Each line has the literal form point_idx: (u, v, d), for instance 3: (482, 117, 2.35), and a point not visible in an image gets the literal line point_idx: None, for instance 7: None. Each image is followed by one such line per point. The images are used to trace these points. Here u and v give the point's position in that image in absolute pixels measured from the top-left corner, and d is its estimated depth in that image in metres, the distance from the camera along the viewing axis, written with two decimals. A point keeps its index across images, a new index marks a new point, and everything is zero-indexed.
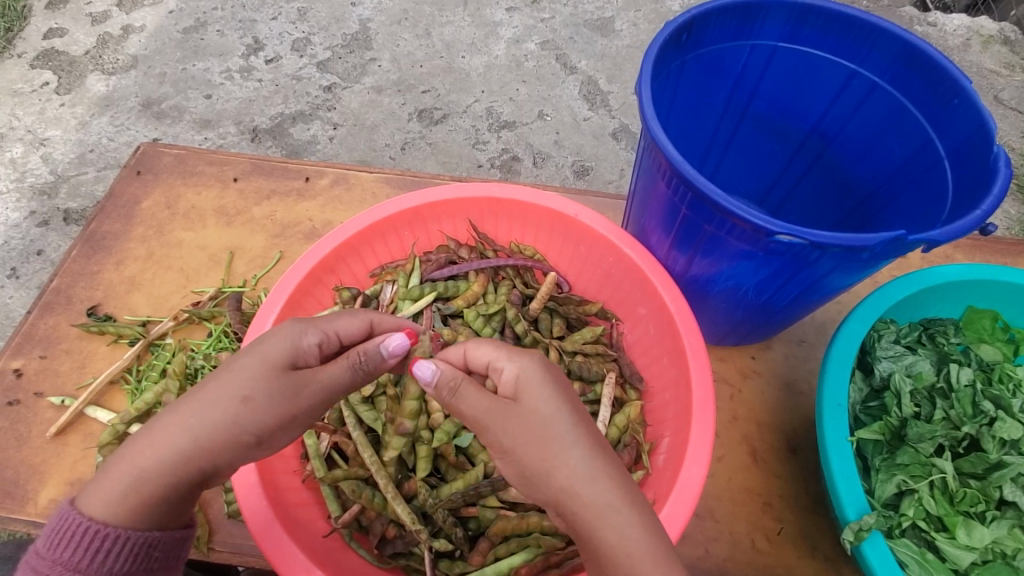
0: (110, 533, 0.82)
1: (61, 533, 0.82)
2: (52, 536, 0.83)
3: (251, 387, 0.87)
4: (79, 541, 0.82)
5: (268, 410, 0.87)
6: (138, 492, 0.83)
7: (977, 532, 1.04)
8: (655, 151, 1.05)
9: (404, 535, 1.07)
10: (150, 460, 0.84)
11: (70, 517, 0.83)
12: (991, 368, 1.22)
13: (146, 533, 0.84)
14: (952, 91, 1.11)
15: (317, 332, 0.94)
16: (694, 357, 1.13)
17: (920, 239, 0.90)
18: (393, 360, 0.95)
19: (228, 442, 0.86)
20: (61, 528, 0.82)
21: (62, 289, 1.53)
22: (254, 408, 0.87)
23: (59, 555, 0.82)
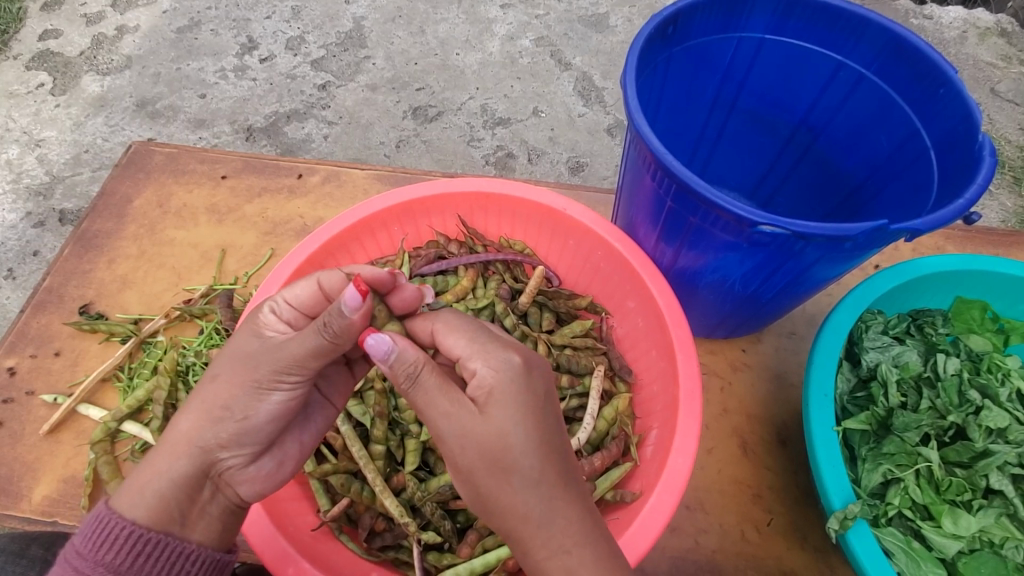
0: (153, 539, 0.82)
1: (102, 534, 0.81)
2: (90, 536, 0.82)
3: (225, 369, 0.89)
4: (123, 545, 0.81)
5: (242, 387, 0.87)
6: (158, 491, 0.84)
7: (964, 521, 1.05)
8: (641, 144, 1.05)
9: (392, 528, 1.09)
10: (168, 460, 0.86)
11: (111, 519, 0.82)
12: (981, 358, 1.23)
13: (184, 543, 0.85)
14: (938, 82, 1.11)
15: (266, 307, 0.95)
16: (682, 349, 1.13)
17: (903, 229, 0.90)
18: (357, 315, 0.81)
19: (250, 432, 0.88)
20: (101, 530, 0.82)
21: (55, 288, 1.53)
22: (229, 387, 0.87)
23: (101, 557, 0.81)
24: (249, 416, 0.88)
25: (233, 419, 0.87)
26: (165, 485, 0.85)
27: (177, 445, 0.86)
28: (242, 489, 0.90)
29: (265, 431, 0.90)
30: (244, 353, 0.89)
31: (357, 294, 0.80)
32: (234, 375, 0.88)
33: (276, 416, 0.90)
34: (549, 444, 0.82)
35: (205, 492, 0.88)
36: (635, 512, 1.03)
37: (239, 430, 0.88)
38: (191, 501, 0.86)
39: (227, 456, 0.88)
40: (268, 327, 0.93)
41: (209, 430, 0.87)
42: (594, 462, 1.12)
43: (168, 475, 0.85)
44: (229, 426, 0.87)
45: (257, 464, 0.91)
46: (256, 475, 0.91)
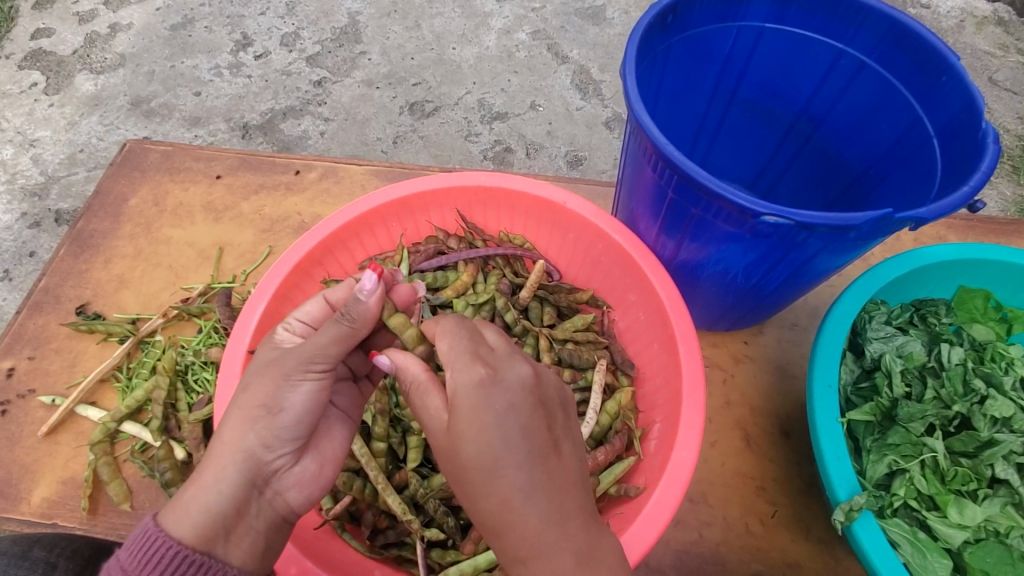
0: (198, 561, 0.78)
1: (148, 554, 0.77)
2: (135, 553, 0.78)
3: (253, 376, 0.88)
4: (170, 567, 0.77)
5: (273, 381, 0.86)
6: (210, 505, 0.81)
7: (969, 511, 1.05)
8: (641, 135, 1.04)
9: (395, 525, 1.08)
10: (215, 473, 0.83)
11: (157, 536, 0.78)
12: (984, 347, 1.23)
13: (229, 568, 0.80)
14: (940, 69, 1.10)
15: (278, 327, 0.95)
16: (684, 342, 1.12)
17: (908, 218, 0.89)
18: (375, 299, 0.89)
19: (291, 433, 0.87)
20: (148, 548, 0.77)
21: (51, 288, 1.52)
22: (260, 387, 0.86)
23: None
24: (287, 409, 0.86)
25: (270, 418, 0.85)
26: (216, 497, 0.82)
27: (224, 453, 0.84)
28: (290, 494, 0.89)
29: (303, 426, 0.89)
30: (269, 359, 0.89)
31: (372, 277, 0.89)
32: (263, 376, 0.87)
33: (311, 407, 0.88)
34: (517, 461, 0.76)
35: (252, 502, 0.85)
36: (639, 507, 1.03)
37: (278, 429, 0.86)
38: (241, 513, 0.83)
39: (274, 458, 0.86)
40: (286, 344, 0.93)
41: (252, 433, 0.85)
42: (598, 457, 1.11)
43: (217, 488, 0.82)
44: (268, 424, 0.85)
45: (300, 465, 0.90)
46: (301, 476, 0.90)
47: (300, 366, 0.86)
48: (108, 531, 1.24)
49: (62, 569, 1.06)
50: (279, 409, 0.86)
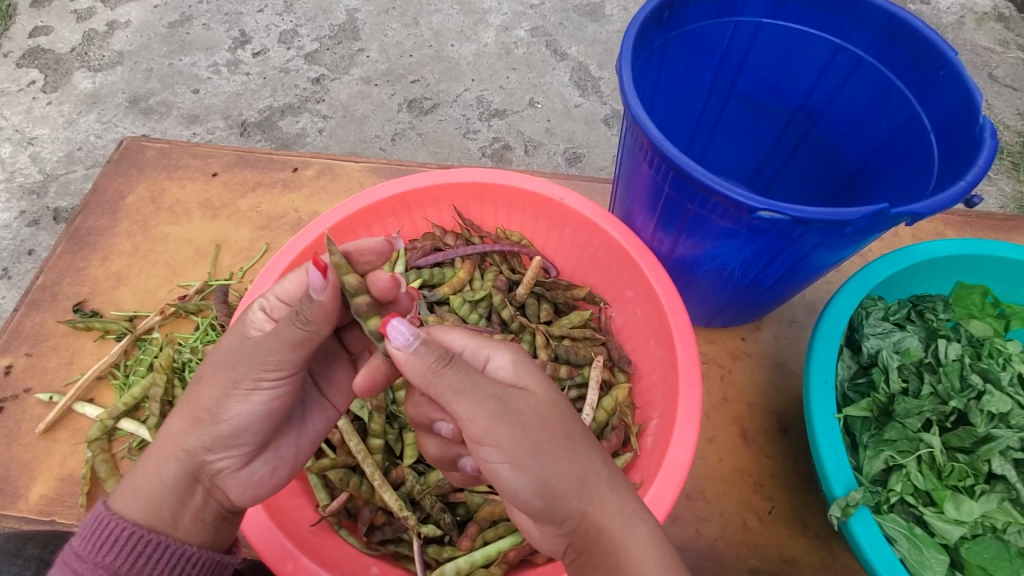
0: (152, 541, 0.82)
1: (100, 536, 0.81)
2: (88, 537, 0.82)
3: (207, 372, 0.87)
4: (123, 547, 0.80)
5: (222, 389, 0.84)
6: (150, 494, 0.84)
7: (966, 507, 1.04)
8: (637, 131, 1.03)
9: (392, 522, 1.08)
10: (158, 464, 0.85)
11: (108, 520, 0.82)
12: (981, 343, 1.22)
13: (183, 546, 0.84)
14: (938, 64, 1.10)
15: (254, 306, 0.92)
16: (681, 338, 1.12)
17: (904, 213, 0.89)
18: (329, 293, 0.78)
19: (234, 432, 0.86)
20: (99, 530, 0.81)
21: (48, 286, 1.52)
22: (210, 389, 0.84)
23: (100, 559, 0.81)
24: (230, 418, 0.85)
25: (215, 422, 0.85)
26: (156, 488, 0.84)
27: (167, 447, 0.85)
28: (234, 492, 0.90)
29: (250, 433, 0.87)
30: (228, 357, 0.86)
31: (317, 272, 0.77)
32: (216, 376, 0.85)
33: (259, 417, 0.86)
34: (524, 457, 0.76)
35: (196, 494, 0.87)
36: None
37: (223, 434, 0.85)
38: (183, 504, 0.86)
39: (218, 459, 0.87)
40: (257, 326, 0.91)
41: (195, 435, 0.85)
42: None
43: (158, 479, 0.84)
44: (212, 429, 0.85)
45: (249, 467, 0.91)
46: (248, 479, 0.91)
47: (252, 372, 0.83)
48: None
49: None
50: (223, 417, 0.85)
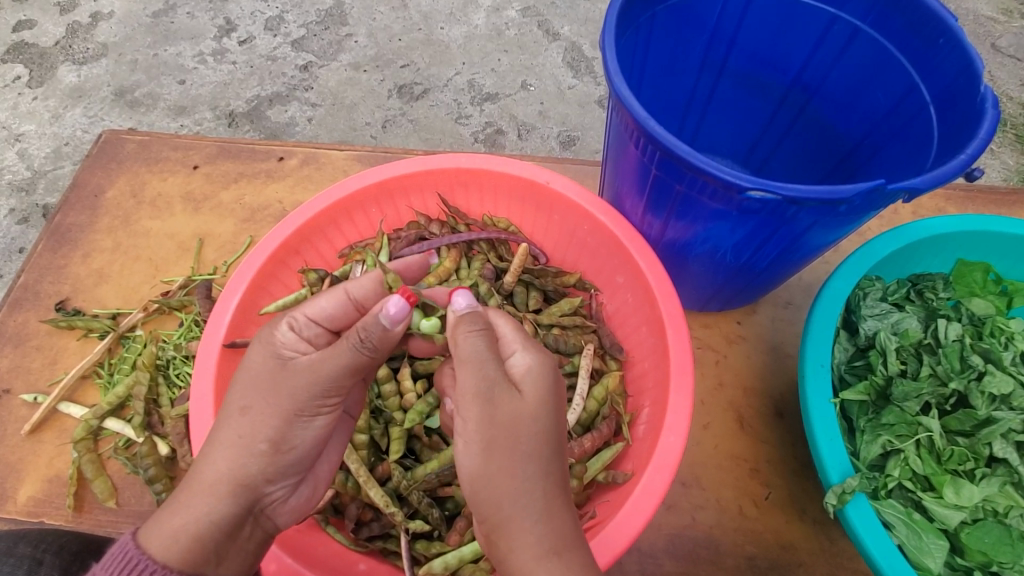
0: None
1: None
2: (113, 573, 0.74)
3: (256, 401, 0.84)
4: None
5: (284, 419, 0.84)
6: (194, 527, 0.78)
7: (966, 491, 1.01)
8: (622, 110, 0.99)
9: (379, 518, 1.05)
10: (208, 503, 0.80)
11: (140, 561, 0.74)
12: (983, 322, 1.19)
13: None
14: (937, 31, 1.04)
15: (282, 322, 0.88)
16: (671, 325, 1.09)
17: (902, 189, 0.85)
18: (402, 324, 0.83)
19: (287, 462, 0.86)
20: (127, 568, 0.74)
21: (30, 285, 1.49)
22: (267, 417, 0.83)
23: None
24: (295, 446, 0.86)
25: (273, 451, 0.84)
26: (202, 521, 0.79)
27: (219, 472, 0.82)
28: (281, 517, 0.90)
29: (305, 458, 0.89)
30: (272, 380, 0.84)
31: (399, 304, 0.82)
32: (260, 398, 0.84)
33: (316, 441, 0.89)
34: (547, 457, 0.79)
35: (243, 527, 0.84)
36: (626, 494, 1.00)
37: (280, 463, 0.85)
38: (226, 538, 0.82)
39: (275, 489, 0.86)
40: (288, 347, 0.86)
41: (252, 465, 0.83)
42: (585, 444, 1.09)
43: (210, 518, 0.80)
44: (271, 459, 0.84)
45: (297, 492, 0.92)
46: (296, 504, 0.92)
47: (301, 394, 0.84)
48: (94, 528, 1.23)
49: (47, 567, 1.04)
50: (285, 445, 0.85)
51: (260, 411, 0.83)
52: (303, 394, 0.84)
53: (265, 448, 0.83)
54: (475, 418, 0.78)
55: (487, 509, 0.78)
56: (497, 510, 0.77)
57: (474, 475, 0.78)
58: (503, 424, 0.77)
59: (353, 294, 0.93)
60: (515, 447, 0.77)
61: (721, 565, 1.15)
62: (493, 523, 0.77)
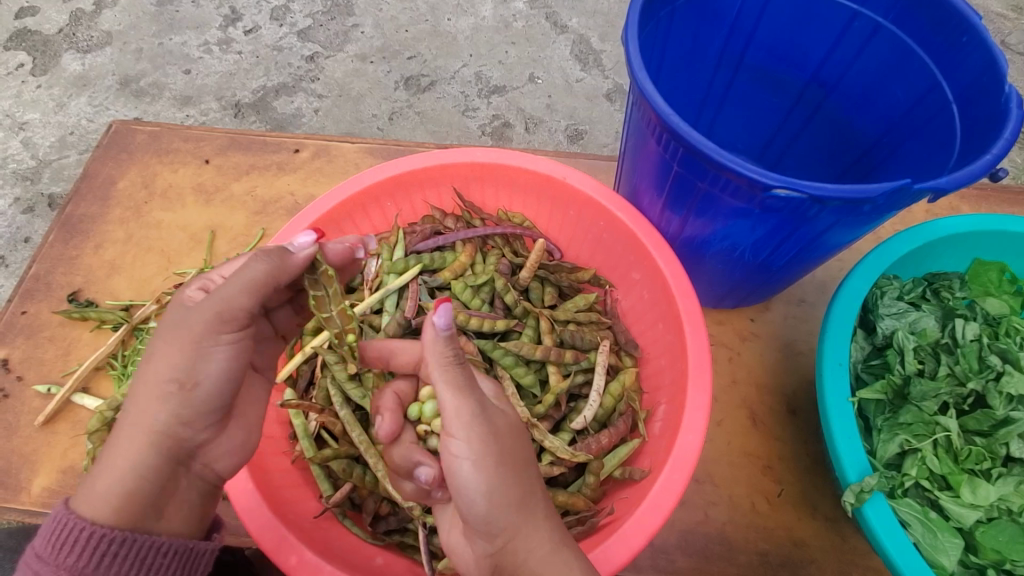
0: (120, 538, 0.77)
1: (63, 539, 0.76)
2: (48, 542, 0.77)
3: (159, 346, 0.84)
4: (83, 547, 0.76)
5: (187, 355, 0.83)
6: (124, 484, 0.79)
7: (982, 491, 1.02)
8: (644, 106, 0.98)
9: (397, 512, 1.05)
10: (133, 457, 0.80)
11: (71, 523, 0.77)
12: (998, 322, 1.18)
13: (153, 538, 0.80)
14: (960, 29, 1.04)
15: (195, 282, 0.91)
16: (689, 322, 1.09)
17: (927, 188, 0.84)
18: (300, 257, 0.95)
19: (203, 403, 0.85)
20: (62, 533, 0.76)
21: (42, 276, 1.49)
22: (167, 359, 0.83)
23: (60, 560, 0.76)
24: (203, 382, 0.84)
25: (183, 391, 0.83)
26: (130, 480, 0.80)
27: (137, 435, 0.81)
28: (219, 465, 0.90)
29: (219, 399, 0.87)
30: (173, 322, 0.85)
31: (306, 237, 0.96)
32: (173, 345, 0.83)
33: (229, 375, 0.87)
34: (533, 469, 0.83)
35: (180, 479, 0.85)
36: (644, 491, 1.00)
37: (194, 404, 0.84)
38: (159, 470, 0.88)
39: (197, 435, 0.85)
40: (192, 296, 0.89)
41: (168, 410, 0.82)
42: (602, 440, 1.09)
43: (137, 471, 0.80)
44: (181, 399, 0.83)
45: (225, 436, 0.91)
46: (226, 451, 0.91)
47: (211, 330, 0.84)
48: None
49: None
50: (192, 383, 0.84)
51: (181, 359, 0.83)
52: (206, 323, 0.84)
53: (173, 388, 0.82)
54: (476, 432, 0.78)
55: (503, 518, 0.78)
56: (511, 517, 0.78)
57: (487, 487, 0.77)
58: (505, 434, 0.80)
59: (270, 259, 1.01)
60: (516, 459, 0.80)
61: (734, 561, 1.16)
62: (510, 532, 0.78)
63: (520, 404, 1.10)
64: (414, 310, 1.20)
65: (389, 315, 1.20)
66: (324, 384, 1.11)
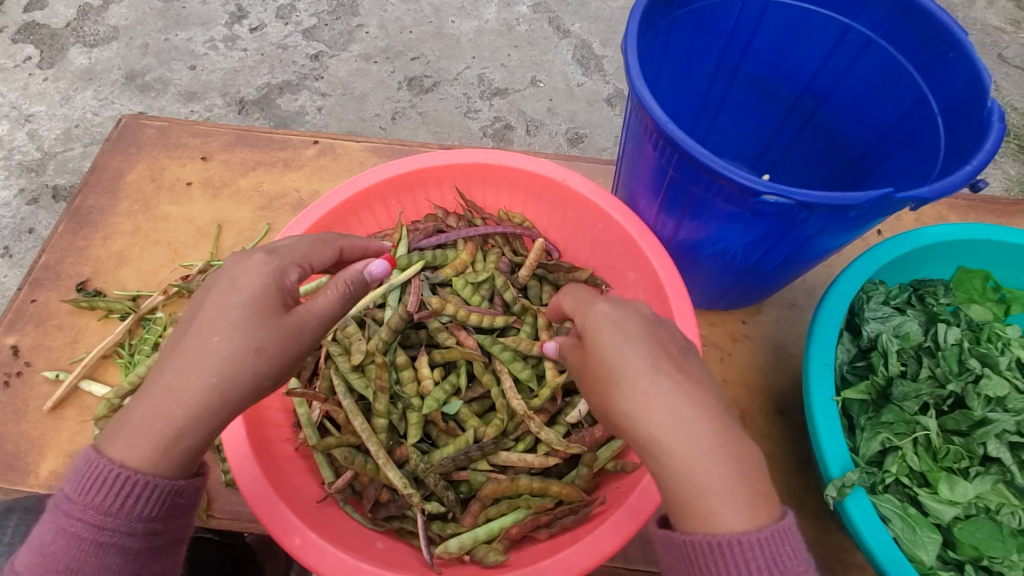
0: (142, 482, 0.82)
1: (95, 482, 0.81)
2: (88, 490, 0.82)
3: (213, 327, 0.89)
4: (111, 487, 0.81)
5: (212, 330, 0.89)
6: (177, 426, 0.84)
7: (960, 488, 1.07)
8: (642, 112, 1.02)
9: (396, 499, 1.09)
10: (162, 411, 0.84)
11: (100, 465, 0.82)
12: (980, 328, 1.23)
13: (174, 481, 0.85)
14: (947, 45, 1.08)
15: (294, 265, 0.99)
16: (682, 321, 1.13)
17: (909, 197, 0.89)
18: (374, 281, 1.06)
19: (246, 385, 0.89)
20: (92, 475, 0.81)
21: (51, 265, 1.52)
22: (211, 334, 0.88)
23: (89, 500, 0.81)
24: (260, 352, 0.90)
25: (214, 368, 0.87)
26: (181, 411, 0.84)
27: (196, 364, 0.86)
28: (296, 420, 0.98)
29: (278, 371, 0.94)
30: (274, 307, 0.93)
31: (380, 267, 1.03)
32: (240, 329, 0.89)
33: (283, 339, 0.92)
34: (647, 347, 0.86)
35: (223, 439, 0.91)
36: (635, 482, 1.03)
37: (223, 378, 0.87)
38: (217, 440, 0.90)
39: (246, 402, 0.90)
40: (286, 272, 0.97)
41: (194, 380, 0.86)
42: (596, 433, 1.13)
43: (165, 422, 0.84)
44: (209, 373, 0.87)
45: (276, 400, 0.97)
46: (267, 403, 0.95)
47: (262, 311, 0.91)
48: None
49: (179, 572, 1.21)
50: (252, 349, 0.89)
51: (217, 338, 0.88)
52: (223, 303, 0.90)
53: (211, 372, 0.86)
54: (644, 369, 0.87)
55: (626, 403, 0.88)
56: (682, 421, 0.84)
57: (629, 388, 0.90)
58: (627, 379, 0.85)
59: (345, 253, 1.11)
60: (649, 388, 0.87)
61: None
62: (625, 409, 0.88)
63: (517, 398, 1.14)
64: (416, 305, 1.21)
65: (393, 309, 1.22)
66: (329, 374, 1.15)
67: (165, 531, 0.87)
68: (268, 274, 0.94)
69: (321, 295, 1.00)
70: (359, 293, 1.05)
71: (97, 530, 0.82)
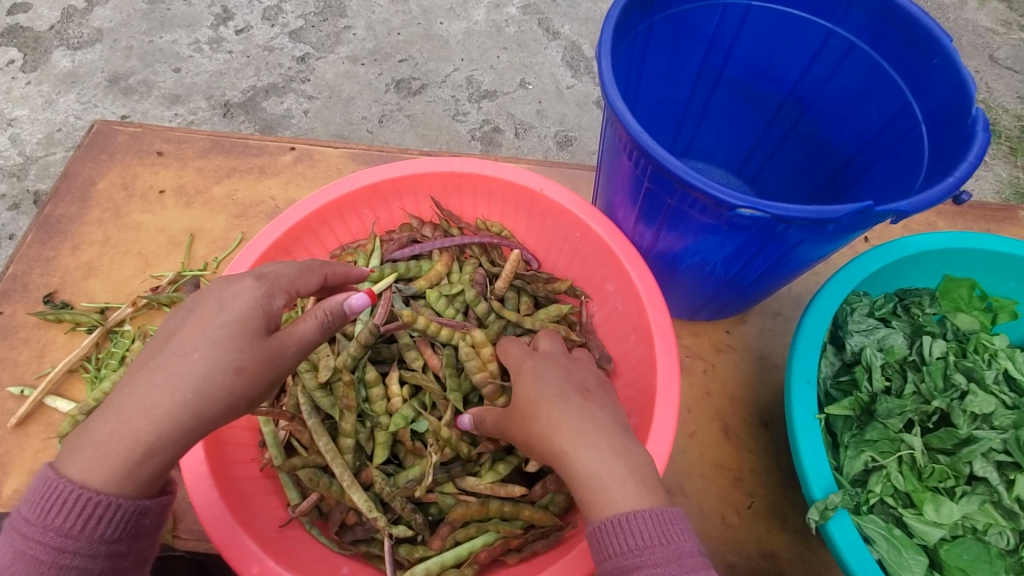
0: (105, 502, 0.75)
1: (52, 501, 0.75)
2: (44, 510, 0.75)
3: (193, 344, 0.84)
4: (71, 509, 0.75)
5: (194, 347, 0.84)
6: (148, 443, 0.78)
7: (945, 508, 1.04)
8: (616, 121, 0.99)
9: (363, 522, 1.05)
10: (132, 430, 0.78)
11: (59, 484, 0.75)
12: (967, 338, 1.20)
13: (138, 501, 0.78)
14: (931, 51, 1.05)
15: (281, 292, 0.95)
16: (659, 335, 1.10)
17: (889, 210, 0.86)
18: (353, 314, 1.02)
19: (223, 406, 0.84)
20: (49, 495, 0.75)
21: (19, 276, 1.48)
22: (191, 350, 0.83)
23: (48, 522, 0.75)
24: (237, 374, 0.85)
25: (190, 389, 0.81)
26: (153, 426, 0.78)
27: (172, 379, 0.81)
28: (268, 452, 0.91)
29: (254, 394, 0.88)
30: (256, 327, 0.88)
31: (360, 300, 1.00)
32: (220, 347, 0.84)
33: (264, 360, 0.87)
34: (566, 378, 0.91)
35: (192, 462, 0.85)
36: None
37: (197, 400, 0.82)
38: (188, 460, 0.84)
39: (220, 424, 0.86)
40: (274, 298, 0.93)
41: (165, 396, 0.80)
42: None
43: (130, 439, 0.77)
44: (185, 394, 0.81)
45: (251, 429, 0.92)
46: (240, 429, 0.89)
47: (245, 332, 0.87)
48: None
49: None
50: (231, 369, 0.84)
51: (197, 356, 0.83)
52: (207, 321, 0.86)
53: (186, 390, 0.81)
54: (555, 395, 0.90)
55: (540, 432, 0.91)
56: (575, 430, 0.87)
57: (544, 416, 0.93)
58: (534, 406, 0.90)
59: (330, 279, 1.05)
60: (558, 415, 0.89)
61: None
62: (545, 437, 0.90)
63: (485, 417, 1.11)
64: (384, 317, 1.17)
65: (363, 323, 1.18)
66: (295, 392, 1.11)
67: (129, 554, 0.80)
68: (255, 290, 0.90)
69: (298, 323, 0.96)
70: (339, 325, 1.00)
71: (56, 554, 0.76)
